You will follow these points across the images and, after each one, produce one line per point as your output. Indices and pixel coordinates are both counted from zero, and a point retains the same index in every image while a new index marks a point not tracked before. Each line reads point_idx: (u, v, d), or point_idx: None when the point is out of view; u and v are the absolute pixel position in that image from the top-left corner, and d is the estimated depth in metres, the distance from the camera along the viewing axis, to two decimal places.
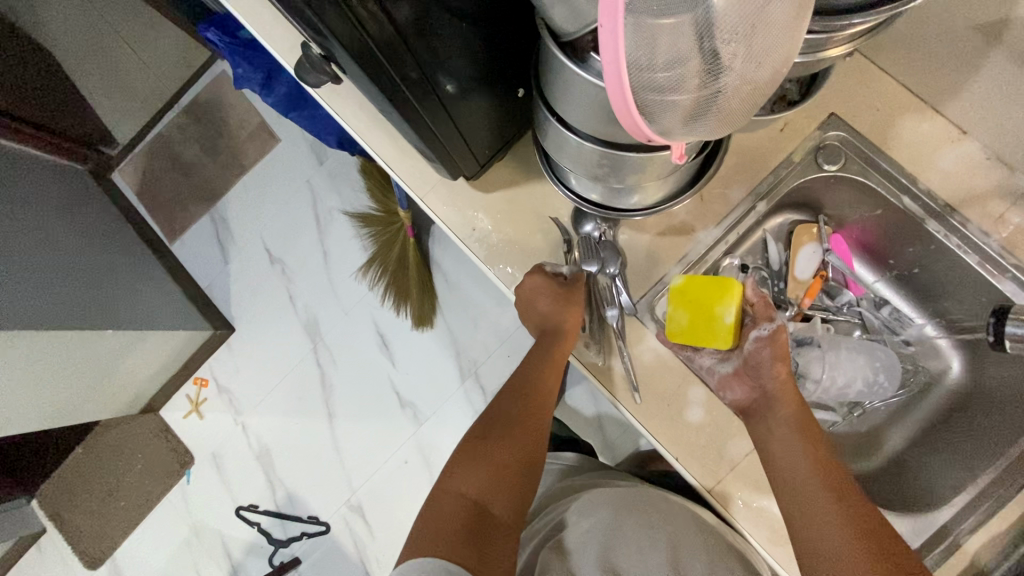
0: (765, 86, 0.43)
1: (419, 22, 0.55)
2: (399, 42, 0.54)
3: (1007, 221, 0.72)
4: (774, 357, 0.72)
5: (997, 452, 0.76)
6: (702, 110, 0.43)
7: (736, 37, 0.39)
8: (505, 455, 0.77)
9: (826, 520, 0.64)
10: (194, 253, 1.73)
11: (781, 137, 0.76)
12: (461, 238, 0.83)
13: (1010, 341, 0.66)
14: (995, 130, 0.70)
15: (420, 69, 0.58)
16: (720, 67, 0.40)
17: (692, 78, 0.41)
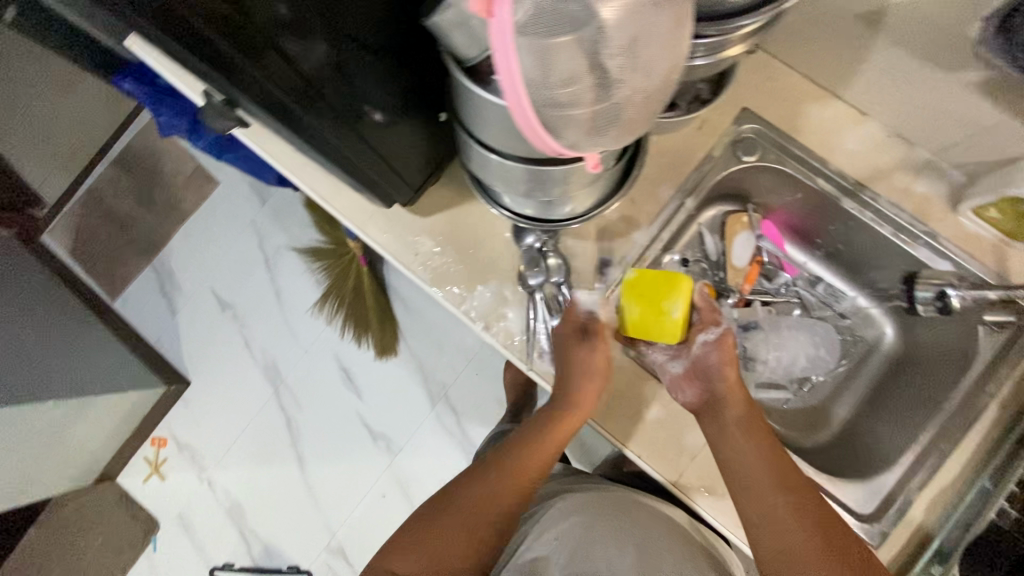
0: (658, 92, 0.45)
1: (327, 64, 0.56)
2: (307, 86, 0.56)
3: (912, 192, 0.77)
4: (722, 362, 0.75)
5: (933, 405, 0.78)
6: (602, 121, 0.44)
7: (622, 50, 0.41)
8: (466, 538, 0.71)
9: (780, 522, 0.65)
10: (140, 308, 1.67)
11: (699, 135, 0.80)
12: (404, 264, 0.82)
13: (920, 304, 0.77)
14: (889, 109, 0.75)
15: (334, 110, 0.60)
16: (611, 80, 0.42)
17: (587, 92, 0.42)
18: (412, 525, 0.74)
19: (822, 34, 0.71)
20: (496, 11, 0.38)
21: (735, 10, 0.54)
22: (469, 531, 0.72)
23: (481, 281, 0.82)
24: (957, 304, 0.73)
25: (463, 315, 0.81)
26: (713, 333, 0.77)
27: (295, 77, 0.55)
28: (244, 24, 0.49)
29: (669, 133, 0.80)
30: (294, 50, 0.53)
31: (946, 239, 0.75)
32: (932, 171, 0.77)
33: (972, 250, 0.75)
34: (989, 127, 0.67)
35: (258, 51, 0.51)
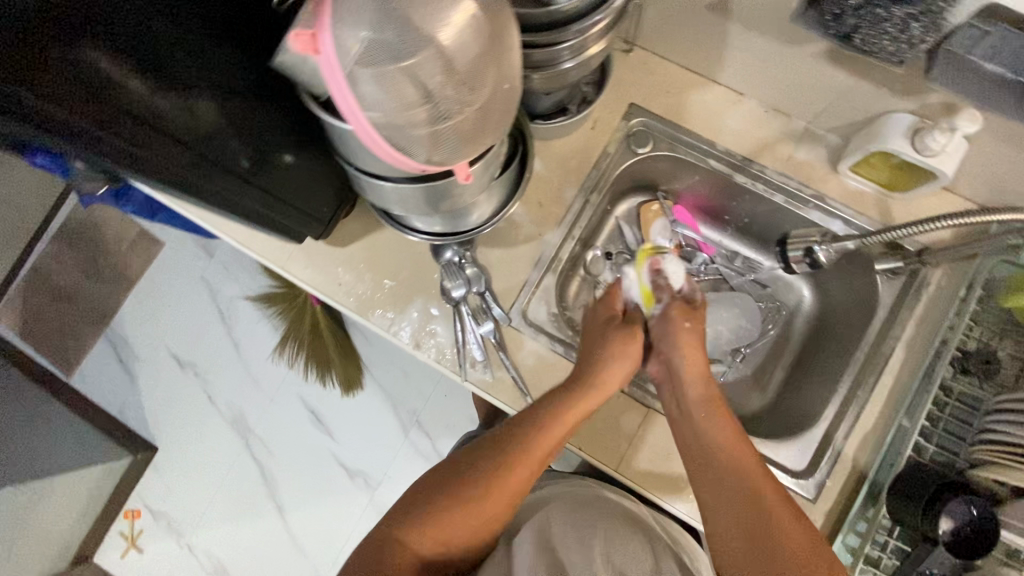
0: (502, 102, 0.48)
1: (215, 124, 0.57)
2: (198, 150, 0.57)
3: (796, 160, 0.82)
4: (671, 335, 0.78)
5: (848, 357, 0.82)
6: (447, 136, 0.46)
7: (451, 71, 0.44)
8: (461, 528, 0.66)
9: (731, 499, 0.65)
10: (96, 380, 1.64)
11: (593, 135, 0.85)
12: (330, 296, 0.84)
13: (793, 262, 0.78)
14: (760, 88, 0.80)
15: (229, 166, 0.61)
16: (434, 97, 0.44)
17: (423, 110, 0.44)
18: (431, 488, 0.68)
19: (684, 26, 0.76)
20: (321, 46, 0.41)
21: (570, 15, 0.58)
22: (466, 522, 0.66)
23: (408, 301, 0.83)
24: (823, 258, 0.75)
25: (395, 337, 0.83)
26: (663, 305, 0.82)
27: (184, 144, 0.55)
28: (119, 108, 0.48)
29: (566, 136, 0.84)
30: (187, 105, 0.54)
31: (833, 199, 0.80)
32: (811, 138, 0.82)
33: (857, 206, 0.80)
34: (845, 91, 0.72)
35: (142, 133, 0.51)
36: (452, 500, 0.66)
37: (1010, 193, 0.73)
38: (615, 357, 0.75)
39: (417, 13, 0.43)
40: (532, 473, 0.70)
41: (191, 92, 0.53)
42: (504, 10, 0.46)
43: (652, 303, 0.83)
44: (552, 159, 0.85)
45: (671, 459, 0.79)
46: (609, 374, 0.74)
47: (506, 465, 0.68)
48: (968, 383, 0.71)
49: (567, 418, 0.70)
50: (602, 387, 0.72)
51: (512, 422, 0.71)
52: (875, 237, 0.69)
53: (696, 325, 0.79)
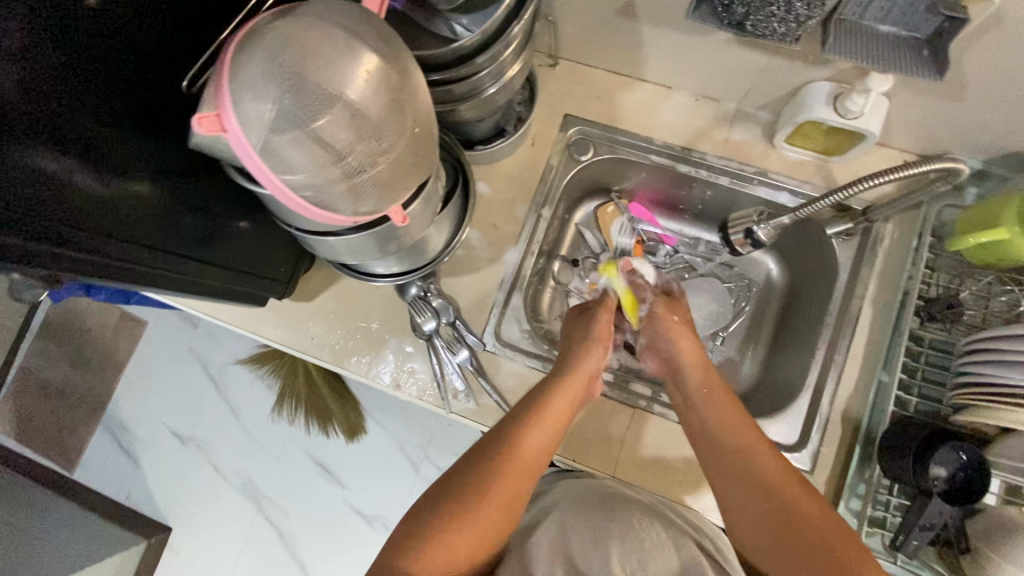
0: (414, 146, 0.50)
1: (163, 206, 0.58)
2: (152, 236, 0.57)
3: (733, 141, 0.83)
4: (663, 328, 0.80)
5: (819, 323, 0.82)
6: (367, 187, 0.49)
7: (359, 129, 0.46)
8: (456, 555, 0.61)
9: (740, 484, 0.64)
10: (100, 471, 1.62)
11: (534, 151, 0.87)
12: (304, 351, 0.84)
13: (737, 245, 0.78)
14: (684, 79, 0.82)
15: (176, 249, 0.60)
16: (341, 153, 0.46)
17: (332, 168, 0.46)
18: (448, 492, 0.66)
19: (600, 34, 0.78)
20: (228, 124, 0.43)
21: (475, 48, 0.58)
22: (460, 547, 0.61)
23: (382, 343, 0.84)
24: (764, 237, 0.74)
25: (374, 381, 0.83)
26: (646, 304, 0.83)
27: (132, 238, 0.54)
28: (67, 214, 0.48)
29: (509, 157, 0.87)
30: (133, 191, 0.54)
31: (776, 173, 0.82)
32: (745, 118, 0.83)
33: (800, 175, 0.81)
34: (761, 71, 0.74)
35: (94, 233, 0.50)
36: (449, 520, 0.62)
37: (940, 140, 0.75)
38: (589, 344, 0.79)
39: (316, 80, 0.45)
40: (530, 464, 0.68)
41: (132, 181, 0.54)
42: (404, 56, 0.49)
43: (638, 312, 0.83)
44: (498, 181, 0.87)
45: (664, 453, 0.79)
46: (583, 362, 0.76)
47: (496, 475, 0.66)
48: (937, 330, 0.72)
49: (547, 413, 0.71)
50: (580, 375, 0.75)
51: (494, 432, 0.70)
52: (804, 210, 0.71)
53: (685, 316, 0.81)
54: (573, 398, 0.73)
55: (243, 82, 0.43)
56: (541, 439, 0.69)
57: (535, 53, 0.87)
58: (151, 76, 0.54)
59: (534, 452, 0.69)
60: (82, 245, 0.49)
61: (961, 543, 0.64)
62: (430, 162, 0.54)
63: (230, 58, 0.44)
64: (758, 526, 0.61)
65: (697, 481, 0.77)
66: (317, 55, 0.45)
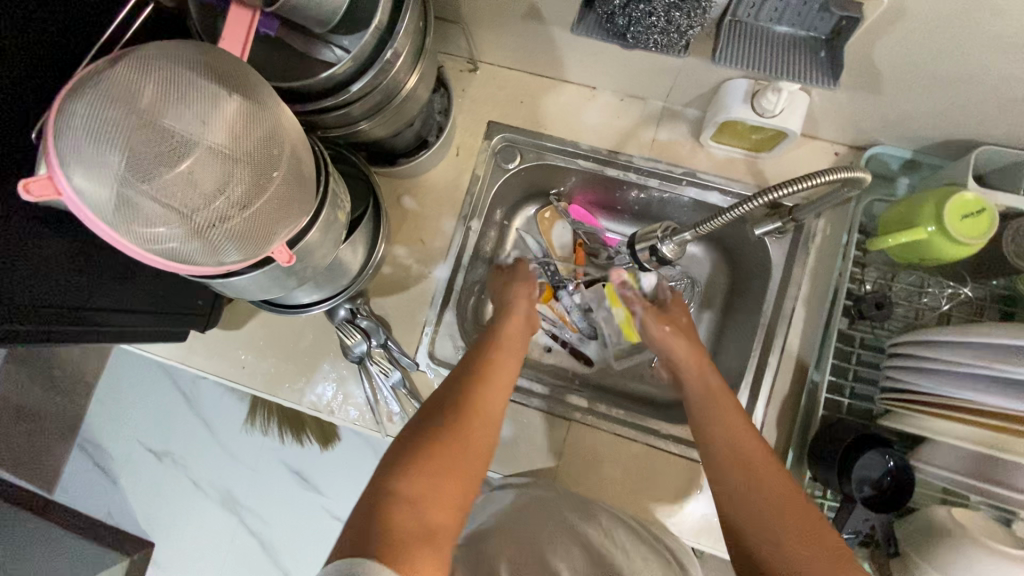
0: (280, 192, 0.48)
1: (56, 258, 0.55)
2: (45, 292, 0.54)
3: (660, 141, 0.80)
4: (659, 328, 0.79)
5: (756, 324, 0.80)
6: (223, 239, 0.46)
7: (213, 183, 0.44)
8: (445, 501, 0.56)
9: (733, 442, 0.63)
10: (79, 493, 1.49)
11: (459, 161, 0.84)
12: (235, 380, 0.83)
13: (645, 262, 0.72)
14: (608, 80, 0.79)
15: (91, 301, 0.59)
16: (188, 208, 0.44)
17: (180, 223, 0.44)
18: (437, 403, 0.66)
19: (514, 37, 0.75)
20: (61, 187, 0.41)
21: (350, 76, 0.55)
22: (447, 490, 0.57)
23: (315, 367, 0.82)
24: (670, 253, 0.69)
25: (307, 407, 0.82)
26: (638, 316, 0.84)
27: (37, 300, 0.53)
28: None
29: (433, 170, 0.84)
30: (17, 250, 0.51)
31: (705, 172, 0.79)
32: (671, 117, 0.81)
33: (730, 174, 0.79)
34: (679, 70, 0.71)
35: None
36: (423, 454, 0.58)
37: (866, 131, 0.72)
38: (509, 289, 0.84)
39: (152, 132, 0.42)
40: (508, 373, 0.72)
41: (20, 246, 0.51)
42: (261, 98, 0.46)
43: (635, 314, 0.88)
44: (424, 195, 0.84)
45: (601, 463, 0.78)
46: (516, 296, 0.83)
47: (465, 413, 0.64)
48: (867, 328, 0.70)
49: (496, 354, 0.73)
50: (518, 313, 0.80)
51: (450, 378, 0.70)
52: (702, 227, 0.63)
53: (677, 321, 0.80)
54: (517, 328, 0.79)
55: (73, 141, 0.41)
56: (499, 374, 0.70)
57: (454, 59, 0.84)
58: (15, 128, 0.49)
59: (503, 367, 0.72)
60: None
61: (892, 546, 0.64)
62: (306, 200, 0.51)
63: (56, 115, 0.41)
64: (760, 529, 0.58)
65: (635, 490, 0.77)
66: (151, 105, 0.42)
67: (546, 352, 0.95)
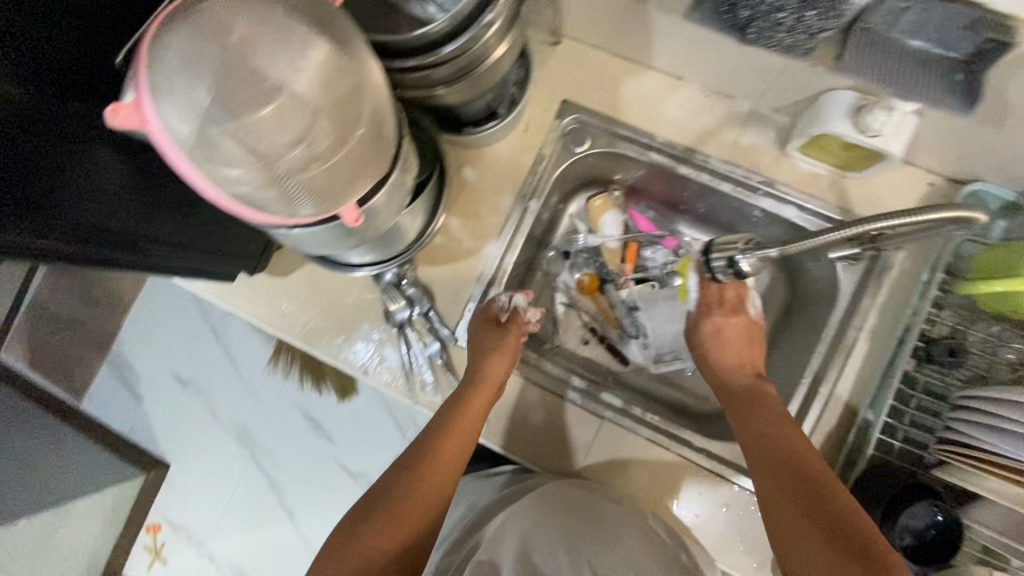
0: (359, 149, 0.46)
1: (126, 184, 0.55)
2: (114, 217, 0.54)
3: (742, 144, 0.76)
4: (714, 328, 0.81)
5: (812, 350, 0.77)
6: (300, 192, 0.44)
7: (293, 131, 0.42)
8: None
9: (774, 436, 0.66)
10: (105, 405, 1.50)
11: (526, 137, 0.81)
12: (275, 326, 0.83)
13: (721, 273, 0.70)
14: (698, 72, 0.74)
15: (152, 233, 0.59)
16: (269, 157, 0.42)
17: (264, 169, 0.43)
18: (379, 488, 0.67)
19: (605, 14, 0.71)
20: (147, 116, 0.40)
21: (442, 37, 0.53)
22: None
23: (355, 326, 0.82)
24: (747, 268, 0.66)
25: (343, 365, 0.82)
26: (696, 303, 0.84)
27: (95, 223, 0.52)
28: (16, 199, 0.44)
29: (498, 143, 0.81)
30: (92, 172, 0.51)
31: (784, 184, 0.75)
32: (757, 121, 0.76)
33: (810, 190, 0.75)
34: (780, 73, 0.66)
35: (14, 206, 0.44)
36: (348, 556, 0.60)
37: (968, 165, 0.68)
38: (485, 354, 0.76)
39: (246, 73, 0.41)
40: (457, 449, 0.70)
41: (88, 165, 0.50)
42: (355, 50, 0.44)
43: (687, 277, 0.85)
44: (484, 168, 0.82)
45: (628, 466, 0.77)
46: (487, 369, 0.74)
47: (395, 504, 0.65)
48: (933, 373, 0.66)
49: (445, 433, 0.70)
50: (487, 383, 0.74)
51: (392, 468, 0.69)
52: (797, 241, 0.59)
53: (739, 330, 0.80)
54: (482, 401, 0.73)
55: (164, 70, 0.40)
56: (444, 455, 0.69)
57: (536, 29, 0.80)
58: (77, 37, 0.47)
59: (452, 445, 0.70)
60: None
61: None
62: (383, 161, 0.50)
63: (151, 41, 0.40)
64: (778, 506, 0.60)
65: (661, 496, 0.76)
66: (243, 42, 0.40)
67: (583, 344, 0.94)
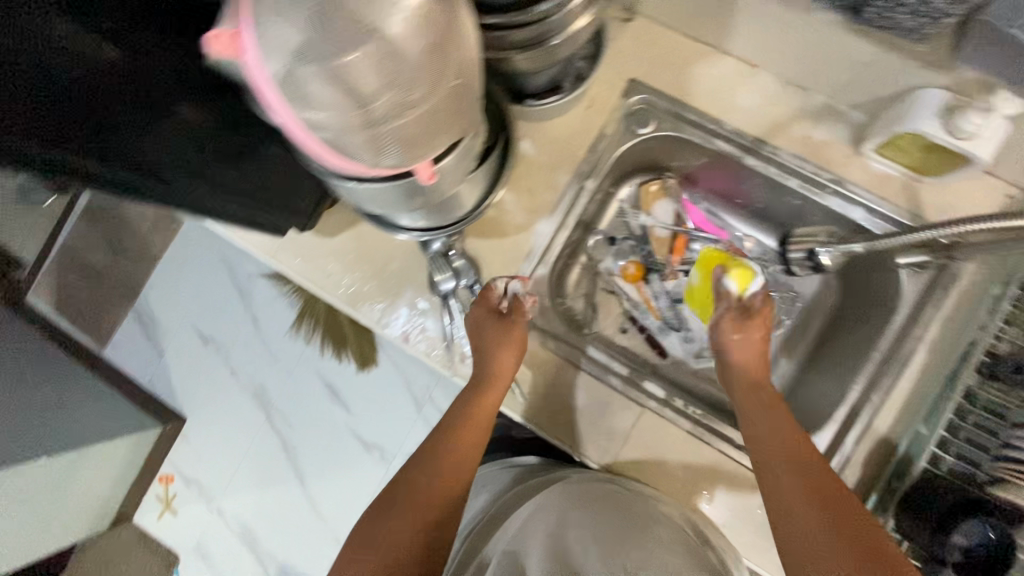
0: (449, 100, 0.45)
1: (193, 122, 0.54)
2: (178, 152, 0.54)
3: (813, 140, 0.74)
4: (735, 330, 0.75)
5: (864, 357, 0.75)
6: (390, 139, 0.44)
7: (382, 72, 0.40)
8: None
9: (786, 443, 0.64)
10: (128, 354, 1.50)
11: (589, 114, 0.79)
12: (319, 286, 0.82)
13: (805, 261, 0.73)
14: (777, 59, 0.72)
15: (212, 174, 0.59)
16: (360, 98, 0.41)
17: (354, 112, 0.41)
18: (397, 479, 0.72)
19: None
20: (244, 45, 0.39)
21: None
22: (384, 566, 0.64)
23: (398, 293, 0.81)
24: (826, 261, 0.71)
25: (385, 331, 0.81)
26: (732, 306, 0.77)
27: (150, 155, 0.51)
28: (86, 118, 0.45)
29: (560, 118, 0.79)
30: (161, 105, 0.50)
31: (855, 184, 0.73)
32: (832, 116, 0.74)
33: (881, 192, 0.72)
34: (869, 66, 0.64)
35: (54, 121, 0.43)
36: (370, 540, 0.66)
37: None
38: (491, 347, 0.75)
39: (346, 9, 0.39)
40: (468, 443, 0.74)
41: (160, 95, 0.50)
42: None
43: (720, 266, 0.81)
44: (543, 143, 0.80)
45: (664, 458, 0.76)
46: (496, 366, 0.75)
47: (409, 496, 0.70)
48: (996, 391, 0.64)
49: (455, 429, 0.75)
50: (498, 378, 0.75)
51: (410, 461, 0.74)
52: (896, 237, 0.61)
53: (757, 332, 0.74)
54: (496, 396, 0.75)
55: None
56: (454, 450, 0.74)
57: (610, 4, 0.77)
58: None
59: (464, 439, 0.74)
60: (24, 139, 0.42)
61: None
62: (466, 119, 0.49)
63: None
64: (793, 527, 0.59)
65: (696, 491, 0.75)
66: None
67: (623, 332, 0.93)
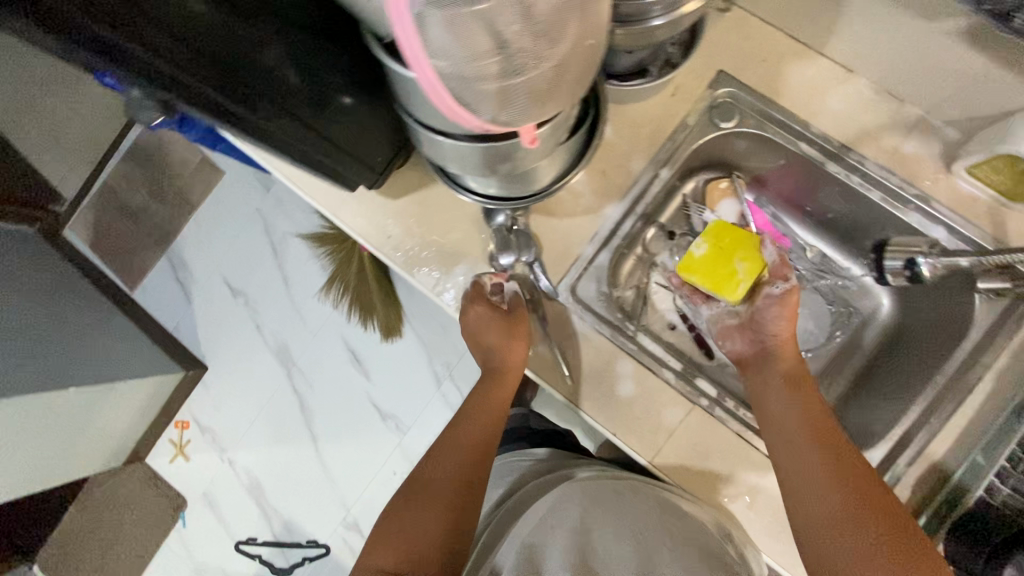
0: (570, 61, 0.44)
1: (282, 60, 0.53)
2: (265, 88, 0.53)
3: (902, 152, 0.72)
4: (780, 316, 0.74)
5: (924, 380, 0.74)
6: (518, 93, 0.44)
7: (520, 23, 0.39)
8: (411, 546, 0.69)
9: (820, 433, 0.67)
10: (157, 299, 1.51)
11: (673, 102, 0.77)
12: (376, 246, 0.82)
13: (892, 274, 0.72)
14: (877, 66, 0.70)
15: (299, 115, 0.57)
16: (490, 51, 0.40)
17: (484, 63, 0.40)
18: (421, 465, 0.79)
19: None
20: None
21: None
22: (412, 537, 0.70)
23: (456, 262, 0.80)
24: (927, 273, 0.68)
25: (439, 299, 0.81)
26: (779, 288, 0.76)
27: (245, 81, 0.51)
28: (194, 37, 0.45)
29: (642, 103, 0.78)
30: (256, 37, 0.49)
31: (939, 203, 0.71)
32: (923, 130, 0.72)
33: (966, 213, 0.70)
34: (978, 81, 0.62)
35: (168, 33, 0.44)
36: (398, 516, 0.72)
37: None
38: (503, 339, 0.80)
39: None
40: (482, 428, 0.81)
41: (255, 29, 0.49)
42: None
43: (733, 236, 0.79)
44: (621, 126, 0.79)
45: (706, 457, 0.75)
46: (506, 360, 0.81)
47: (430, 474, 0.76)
48: None
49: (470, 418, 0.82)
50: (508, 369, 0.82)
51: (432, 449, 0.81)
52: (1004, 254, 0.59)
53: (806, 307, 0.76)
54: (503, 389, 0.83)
55: None
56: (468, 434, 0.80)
57: None
58: None
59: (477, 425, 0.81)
60: (136, 39, 0.42)
61: None
62: (578, 86, 0.48)
63: None
64: (820, 506, 0.63)
65: (734, 494, 0.74)
66: None
67: (670, 328, 0.92)
